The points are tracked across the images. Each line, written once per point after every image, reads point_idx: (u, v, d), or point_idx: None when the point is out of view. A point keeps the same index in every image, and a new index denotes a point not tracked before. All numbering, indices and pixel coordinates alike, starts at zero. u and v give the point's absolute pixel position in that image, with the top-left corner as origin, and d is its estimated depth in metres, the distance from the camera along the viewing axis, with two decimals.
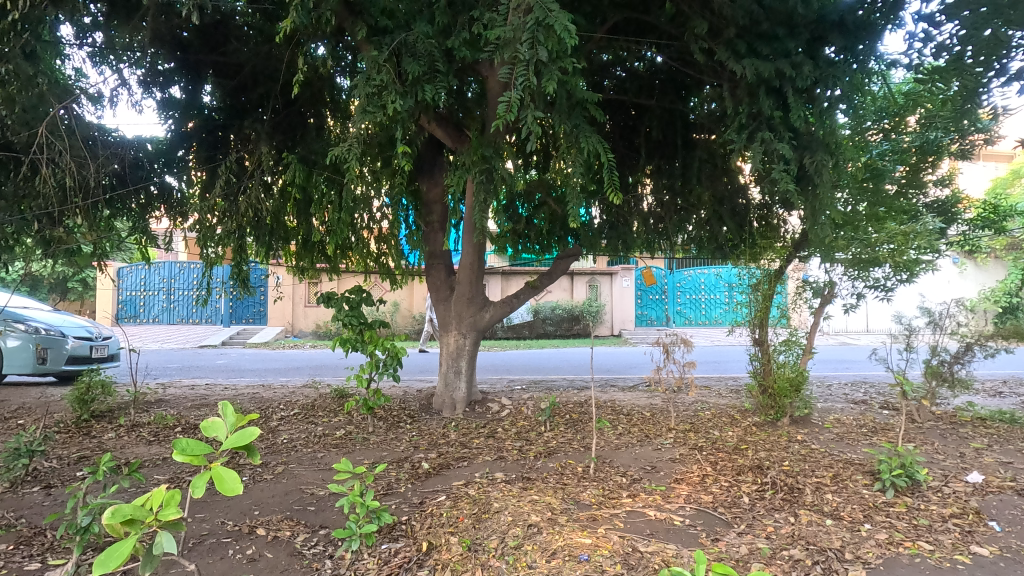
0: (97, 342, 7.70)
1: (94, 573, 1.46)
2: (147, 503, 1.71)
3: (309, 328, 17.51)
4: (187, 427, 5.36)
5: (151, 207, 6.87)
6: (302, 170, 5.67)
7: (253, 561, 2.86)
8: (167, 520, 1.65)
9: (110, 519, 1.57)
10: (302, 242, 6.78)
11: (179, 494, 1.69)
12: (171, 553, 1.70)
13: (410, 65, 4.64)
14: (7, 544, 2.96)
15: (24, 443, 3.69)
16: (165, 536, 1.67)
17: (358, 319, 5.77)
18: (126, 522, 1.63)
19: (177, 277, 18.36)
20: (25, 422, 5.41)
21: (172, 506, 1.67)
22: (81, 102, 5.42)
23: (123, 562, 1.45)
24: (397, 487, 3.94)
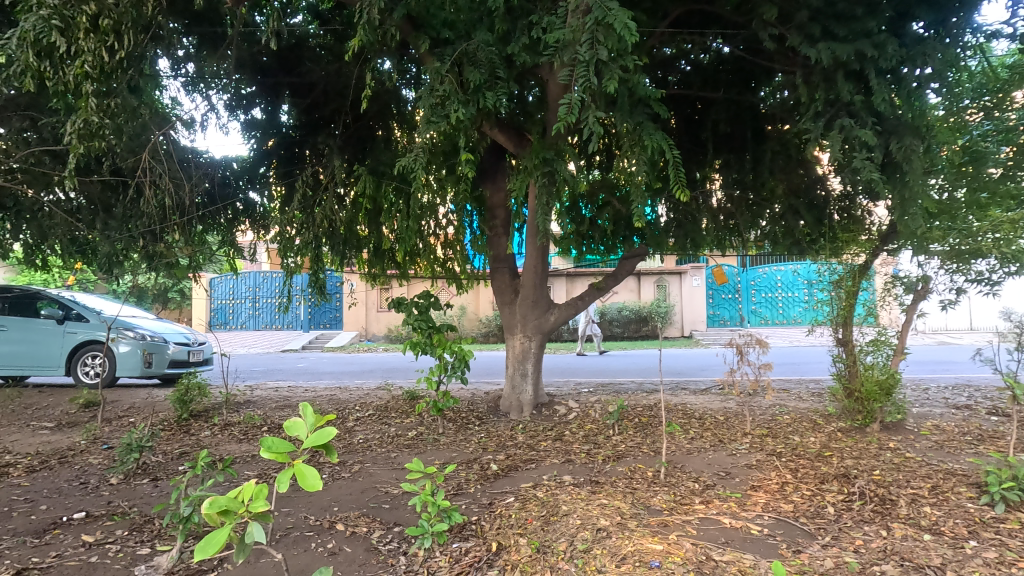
0: (193, 347, 8.40)
1: (196, 558, 1.59)
2: (240, 495, 1.83)
3: (381, 333, 18.23)
4: (273, 426, 5.72)
5: (238, 222, 7.39)
6: (371, 181, 5.93)
7: (333, 554, 3.01)
8: (257, 512, 1.76)
9: (208, 509, 1.70)
10: (372, 250, 7.05)
11: (267, 488, 1.79)
12: (261, 542, 1.81)
13: (471, 74, 4.73)
14: (123, 529, 3.28)
15: (135, 439, 4.10)
16: (255, 526, 1.78)
17: (427, 324, 5.95)
18: (222, 512, 1.76)
19: (261, 286, 19.66)
20: (134, 419, 5.98)
21: (262, 499, 1.78)
22: (177, 128, 5.95)
23: (220, 549, 1.57)
24: (466, 487, 4.02)
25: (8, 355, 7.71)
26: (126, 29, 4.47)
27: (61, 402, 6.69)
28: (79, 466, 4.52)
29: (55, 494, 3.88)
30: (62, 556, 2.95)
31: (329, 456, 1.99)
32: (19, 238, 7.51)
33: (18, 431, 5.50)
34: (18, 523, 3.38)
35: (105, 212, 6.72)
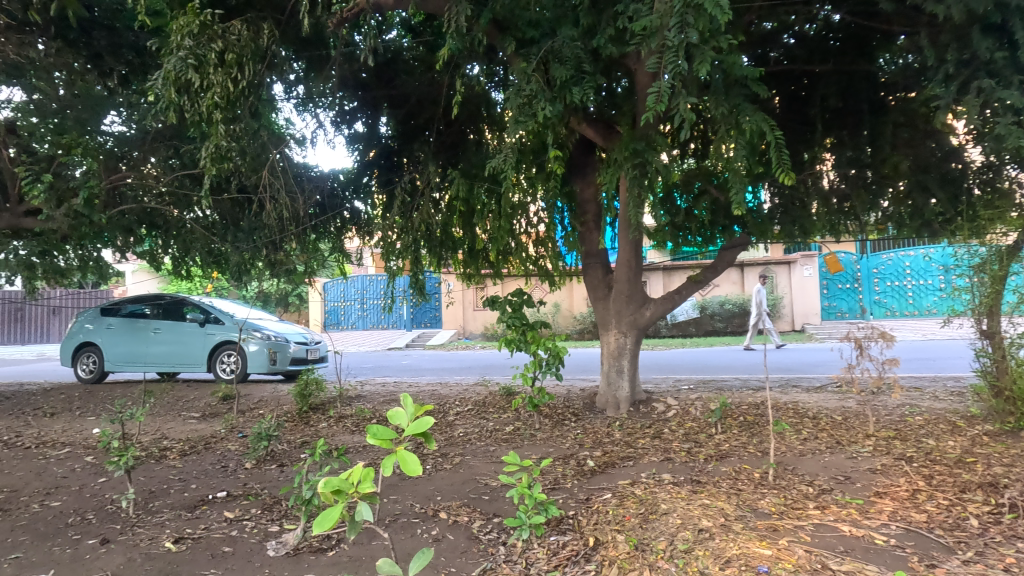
0: (311, 346, 9.22)
1: (314, 531, 1.75)
2: (350, 477, 1.97)
3: (478, 331, 18.80)
4: (380, 419, 6.12)
5: (345, 229, 7.95)
6: (464, 184, 6.14)
7: (437, 541, 3.16)
8: (365, 492, 1.90)
9: (323, 488, 1.86)
10: (467, 251, 7.29)
11: (374, 471, 1.93)
12: (369, 521, 1.95)
13: (558, 70, 4.73)
14: (257, 508, 3.68)
15: (264, 429, 4.57)
16: (363, 506, 1.92)
17: (521, 321, 6.03)
18: (335, 492, 1.92)
19: (368, 289, 21.02)
20: (264, 411, 6.65)
21: (369, 481, 1.92)
22: (291, 145, 6.54)
23: (334, 525, 1.71)
24: (563, 482, 4.04)
25: (162, 354, 8.87)
26: (246, 60, 4.97)
27: (204, 395, 7.58)
28: (220, 451, 5.13)
29: (203, 475, 4.44)
30: (209, 529, 3.37)
31: (426, 446, 2.08)
32: (168, 252, 8.66)
33: (173, 420, 6.33)
34: (174, 499, 3.91)
35: (234, 226, 7.53)
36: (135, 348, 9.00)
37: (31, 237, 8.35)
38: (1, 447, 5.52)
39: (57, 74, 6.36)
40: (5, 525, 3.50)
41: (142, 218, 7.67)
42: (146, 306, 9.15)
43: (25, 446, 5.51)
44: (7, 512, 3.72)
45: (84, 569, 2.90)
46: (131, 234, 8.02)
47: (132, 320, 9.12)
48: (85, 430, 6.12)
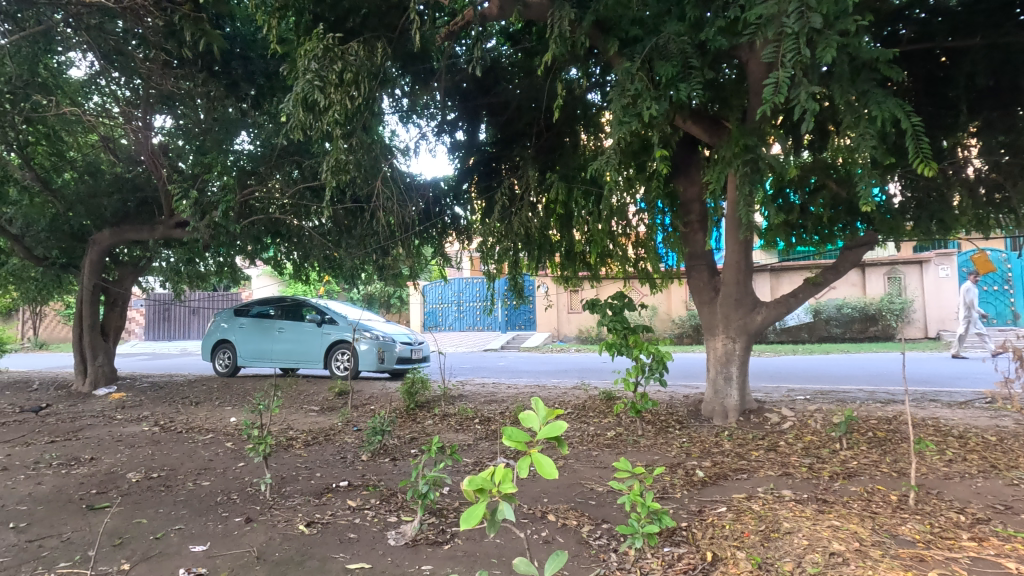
0: (415, 346, 9.68)
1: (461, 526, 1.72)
2: (493, 474, 1.91)
3: (573, 333, 18.82)
4: (482, 419, 6.28)
5: (447, 235, 8.25)
6: (563, 187, 6.15)
7: (548, 543, 3.18)
8: (506, 493, 1.82)
9: (468, 485, 1.83)
10: (564, 254, 7.28)
11: (513, 471, 1.84)
12: (510, 519, 1.91)
13: (663, 68, 4.61)
14: (377, 498, 3.92)
15: (378, 424, 4.87)
16: (505, 504, 1.88)
17: (622, 324, 5.92)
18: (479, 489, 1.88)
19: (465, 291, 21.75)
20: (375, 407, 7.06)
21: (510, 482, 1.83)
22: (398, 156, 6.92)
23: (479, 521, 1.68)
24: (673, 492, 3.91)
25: (285, 352, 9.70)
26: (361, 79, 5.31)
27: (321, 390, 8.19)
28: (339, 443, 5.51)
29: (326, 465, 4.80)
30: (336, 515, 3.64)
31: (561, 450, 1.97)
32: (290, 258, 9.47)
33: (296, 412, 6.92)
34: (303, 485, 4.27)
35: (346, 233, 8.08)
36: (262, 346, 9.91)
37: (179, 246, 9.59)
38: (159, 430, 6.32)
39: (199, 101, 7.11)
40: (168, 499, 4.00)
41: (269, 227, 8.49)
42: (271, 307, 10.06)
43: (178, 431, 6.27)
44: (169, 488, 4.24)
45: (234, 543, 3.23)
46: (259, 242, 8.86)
47: (259, 320, 10.06)
48: (224, 418, 6.84)
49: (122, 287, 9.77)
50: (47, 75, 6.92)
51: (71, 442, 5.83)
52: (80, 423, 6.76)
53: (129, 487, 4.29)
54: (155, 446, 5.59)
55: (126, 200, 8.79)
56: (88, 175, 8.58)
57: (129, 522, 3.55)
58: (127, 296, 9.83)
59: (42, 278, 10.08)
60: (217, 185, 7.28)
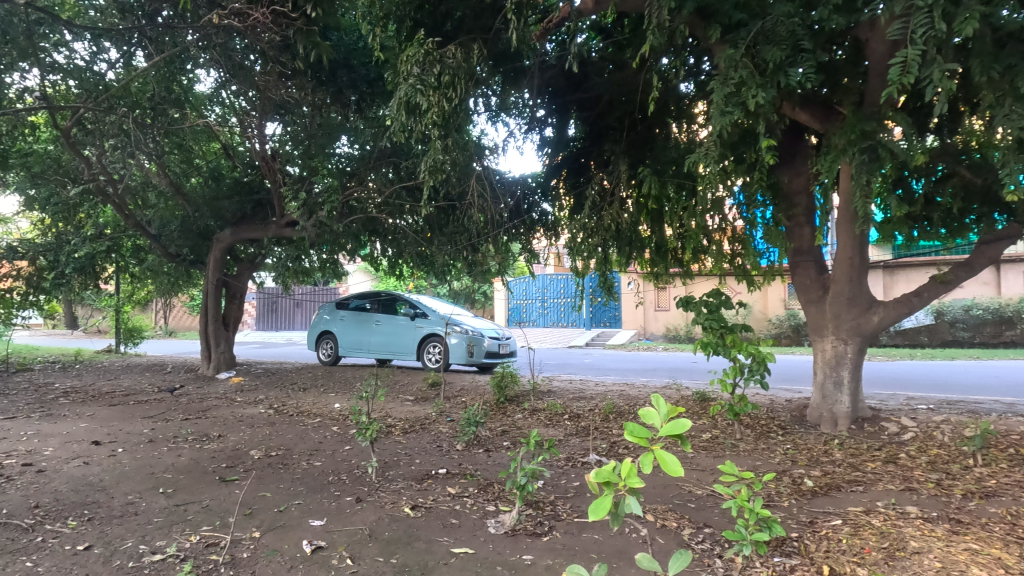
0: (503, 341, 9.87)
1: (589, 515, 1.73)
2: (616, 468, 1.88)
3: (660, 332, 18.39)
4: (571, 415, 6.29)
5: (535, 232, 8.34)
6: (656, 180, 5.94)
7: (648, 542, 3.13)
8: (633, 488, 1.77)
9: (595, 476, 1.78)
10: (655, 250, 7.10)
11: (639, 467, 1.79)
12: (633, 514, 1.87)
13: (770, 52, 4.35)
14: (474, 487, 4.05)
15: (472, 416, 5.02)
16: (632, 498, 1.82)
17: (719, 323, 5.66)
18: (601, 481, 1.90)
19: (549, 287, 21.86)
20: (466, 399, 7.28)
21: (636, 477, 1.77)
22: (488, 155, 7.06)
23: (608, 513, 1.68)
24: (779, 500, 3.71)
25: (380, 343, 10.23)
26: (458, 81, 5.47)
27: (414, 381, 8.55)
28: (434, 432, 5.74)
29: (424, 452, 5.02)
30: (438, 500, 3.80)
31: (681, 444, 1.94)
32: (385, 255, 9.96)
33: (393, 401, 7.28)
34: (405, 470, 4.50)
35: (439, 231, 8.39)
36: (360, 337, 10.52)
37: (288, 244, 10.42)
38: (273, 413, 6.90)
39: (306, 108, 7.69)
40: (286, 475, 4.37)
41: (367, 226, 8.99)
42: (368, 301, 10.67)
43: (289, 414, 6.82)
44: (286, 466, 4.63)
45: (348, 520, 3.47)
46: (358, 240, 9.39)
47: (357, 313, 10.69)
48: (329, 404, 7.34)
49: (240, 281, 10.77)
50: (178, 91, 7.70)
51: (202, 420, 6.51)
52: (208, 404, 7.53)
53: (253, 463, 4.72)
54: (271, 427, 6.12)
55: (243, 202, 9.64)
56: (212, 180, 9.49)
57: (256, 494, 3.92)
58: (244, 289, 10.77)
59: (174, 273, 11.31)
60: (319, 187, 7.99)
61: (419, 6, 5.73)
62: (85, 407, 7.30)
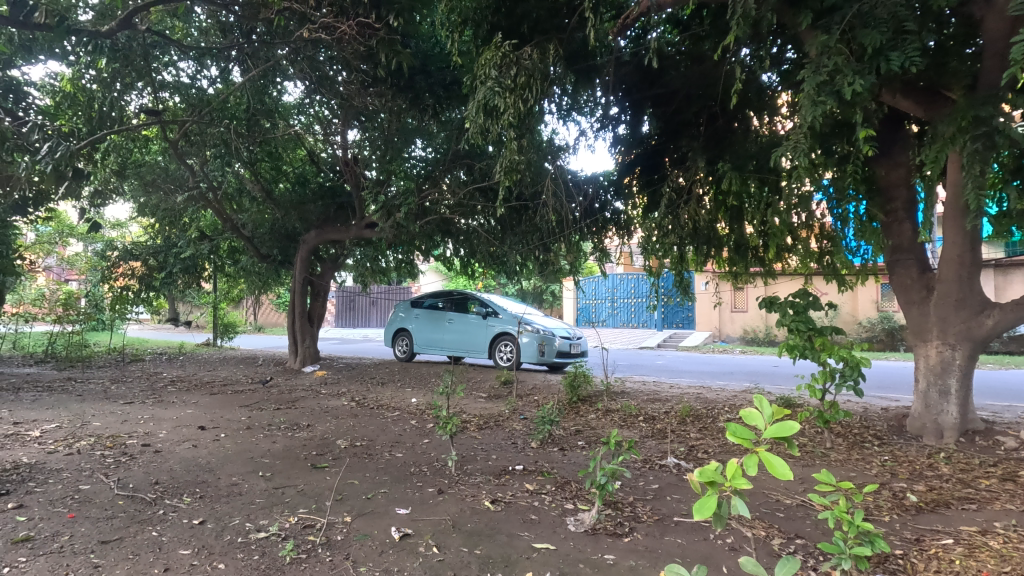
0: (574, 340, 9.86)
1: (693, 515, 1.68)
2: (721, 468, 1.79)
3: (736, 334, 17.67)
4: (647, 417, 6.17)
5: (607, 231, 8.26)
6: (737, 176, 5.67)
7: (734, 550, 3.03)
8: (740, 489, 1.69)
9: (698, 475, 1.72)
10: (734, 249, 6.84)
11: (747, 467, 1.71)
12: (740, 517, 1.81)
13: (869, 36, 4.08)
14: (552, 484, 4.08)
15: (547, 414, 5.03)
16: (738, 500, 1.76)
17: (806, 325, 5.35)
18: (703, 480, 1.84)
19: (619, 287, 21.57)
20: (539, 398, 7.32)
21: (742, 478, 1.70)
22: (561, 154, 7.05)
23: (713, 513, 1.63)
24: (878, 514, 3.48)
25: (453, 341, 10.49)
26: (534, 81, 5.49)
27: (487, 379, 8.69)
28: (509, 429, 5.82)
29: (499, 448, 5.10)
30: (517, 496, 3.86)
31: (786, 447, 1.87)
32: (457, 255, 10.19)
33: (468, 397, 7.44)
34: (482, 464, 4.60)
35: (510, 231, 8.50)
36: (433, 335, 10.82)
37: (367, 244, 10.91)
38: (355, 405, 7.25)
39: (381, 115, 7.95)
40: (371, 465, 4.59)
41: (441, 227, 9.25)
42: (440, 300, 10.97)
43: (370, 406, 7.14)
44: (370, 456, 4.86)
45: (431, 510, 3.60)
46: (431, 240, 9.66)
47: (430, 311, 10.99)
48: (407, 399, 7.62)
49: (323, 279, 11.39)
50: (270, 102, 8.27)
51: (292, 410, 6.94)
52: (296, 395, 8.02)
53: (340, 452, 4.99)
54: (355, 419, 6.44)
55: (327, 205, 10.18)
56: (298, 185, 10.10)
57: (345, 482, 4.15)
58: (327, 287, 11.35)
59: (265, 272, 12.12)
60: (394, 188, 8.65)
61: (496, 9, 5.83)
62: (190, 395, 7.99)
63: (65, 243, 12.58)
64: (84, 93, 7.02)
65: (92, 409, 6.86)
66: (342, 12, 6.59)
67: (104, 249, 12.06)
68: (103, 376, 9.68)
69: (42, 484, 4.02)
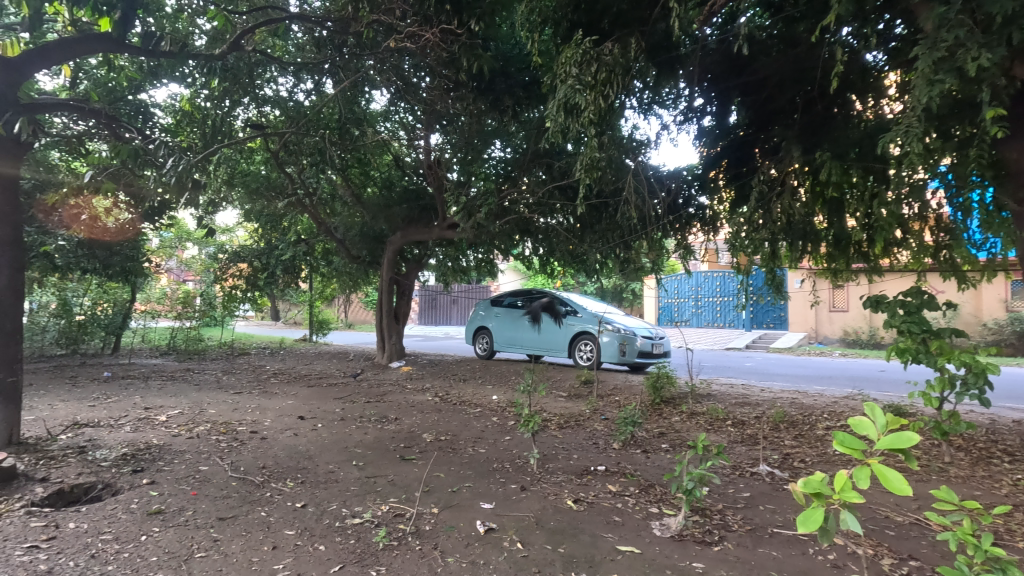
0: (656, 341, 9.61)
1: (795, 528, 1.57)
2: (827, 478, 1.67)
3: (835, 335, 16.43)
4: (737, 422, 5.89)
5: (690, 227, 7.97)
6: (837, 166, 5.27)
7: (837, 568, 2.83)
8: (850, 502, 1.56)
9: (802, 485, 1.61)
10: (833, 243, 6.38)
11: (858, 482, 1.57)
12: (849, 532, 1.66)
13: (998, 3, 3.64)
14: (636, 487, 4.00)
15: (629, 415, 4.93)
16: (848, 515, 1.63)
17: (920, 326, 4.86)
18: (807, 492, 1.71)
19: (703, 285, 20.76)
20: (620, 398, 7.21)
21: (852, 492, 1.56)
22: (642, 150, 6.88)
23: (819, 527, 1.51)
24: (1009, 540, 3.11)
25: (533, 340, 10.54)
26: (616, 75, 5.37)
27: (567, 378, 8.68)
28: (590, 429, 5.78)
29: (581, 448, 5.07)
30: (600, 496, 3.83)
31: (907, 461, 1.70)
32: (536, 254, 10.23)
33: (548, 396, 7.47)
34: (564, 463, 4.60)
35: (590, 229, 8.44)
36: (512, 334, 10.92)
37: (449, 244, 11.24)
38: (440, 400, 7.49)
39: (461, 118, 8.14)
40: (456, 459, 4.72)
41: (521, 227, 9.35)
42: (520, 299, 11.07)
43: (453, 402, 7.35)
44: (455, 450, 5.00)
45: (515, 506, 3.65)
46: (510, 240, 9.78)
47: (510, 310, 11.12)
48: (488, 396, 7.78)
49: (408, 279, 11.85)
50: (359, 111, 8.71)
51: (381, 403, 7.29)
52: (384, 389, 8.42)
53: (426, 445, 5.18)
54: (439, 414, 6.65)
55: (411, 208, 10.57)
56: (385, 189, 10.56)
57: (432, 474, 4.30)
58: (412, 286, 11.77)
59: (355, 272, 12.80)
60: (476, 190, 8.94)
61: (576, 6, 5.77)
62: (290, 386, 8.63)
63: (184, 246, 13.92)
64: (200, 111, 7.74)
65: (208, 398, 7.57)
66: (426, 21, 6.76)
67: (216, 252, 13.24)
68: (216, 367, 10.66)
69: (169, 463, 4.50)
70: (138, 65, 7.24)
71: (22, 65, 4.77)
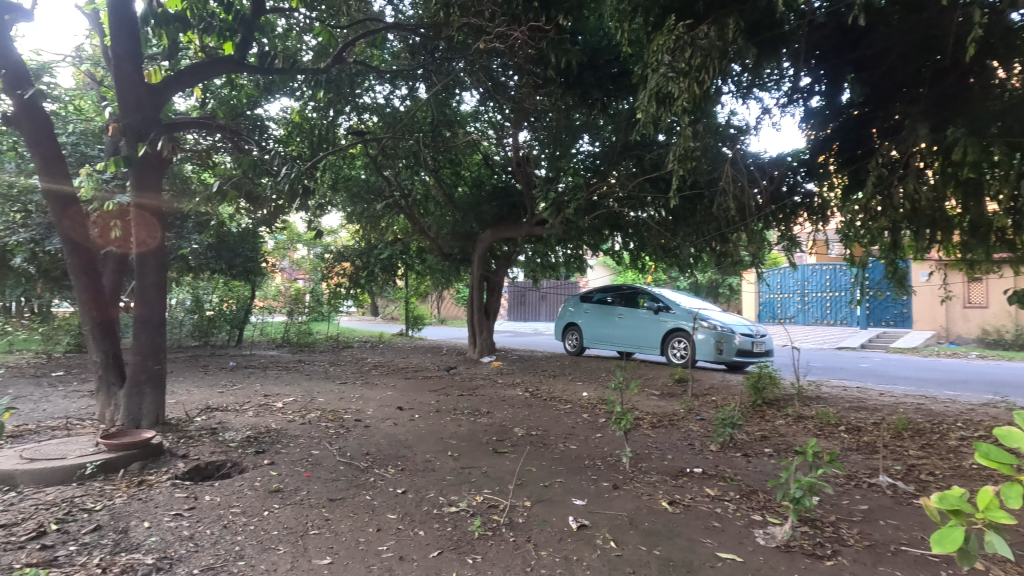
0: (757, 338, 9.07)
1: (929, 548, 1.41)
2: (968, 495, 1.48)
3: (971, 335, 14.55)
4: (851, 428, 5.41)
5: (796, 217, 7.44)
6: (974, 143, 4.68)
7: None
8: (998, 523, 1.37)
9: (936, 501, 1.44)
10: (968, 231, 5.70)
11: (1009, 502, 1.38)
12: (995, 557, 1.46)
13: None
14: (736, 492, 3.81)
15: (728, 416, 4.70)
16: (994, 537, 1.44)
17: None
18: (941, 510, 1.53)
19: (810, 279, 19.28)
20: (718, 399, 6.88)
21: (1001, 512, 1.38)
22: (741, 137, 6.51)
23: (958, 548, 1.35)
24: None
25: (623, 336, 10.32)
26: (712, 59, 5.10)
27: (660, 376, 8.42)
28: (685, 430, 5.57)
29: (676, 449, 4.90)
30: (697, 499, 3.68)
31: None
32: (626, 248, 10.01)
33: (640, 394, 7.30)
34: (658, 463, 4.47)
35: (683, 222, 8.13)
36: (602, 330, 10.76)
37: (537, 241, 11.30)
38: (530, 396, 7.56)
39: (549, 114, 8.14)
40: (547, 454, 4.75)
41: (610, 221, 9.20)
42: (610, 294, 10.89)
43: (544, 398, 7.40)
44: (546, 445, 5.03)
45: (607, 504, 3.61)
46: (598, 235, 9.67)
47: (600, 306, 10.97)
48: (578, 392, 7.74)
49: (498, 275, 12.06)
50: (450, 113, 8.97)
51: (473, 397, 7.50)
52: (476, 383, 8.65)
53: (518, 439, 5.26)
54: (530, 409, 6.72)
55: (500, 205, 10.74)
56: (475, 188, 10.80)
57: (524, 468, 4.36)
58: (502, 283, 11.97)
59: (448, 269, 13.24)
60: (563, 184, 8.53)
61: None
62: (390, 378, 9.11)
63: (295, 248, 15.07)
64: (308, 122, 8.36)
65: (318, 387, 8.18)
66: (514, 20, 6.84)
67: (322, 253, 14.25)
68: (324, 359, 11.49)
69: (286, 446, 4.92)
70: (255, 83, 7.95)
71: (163, 90, 5.40)
